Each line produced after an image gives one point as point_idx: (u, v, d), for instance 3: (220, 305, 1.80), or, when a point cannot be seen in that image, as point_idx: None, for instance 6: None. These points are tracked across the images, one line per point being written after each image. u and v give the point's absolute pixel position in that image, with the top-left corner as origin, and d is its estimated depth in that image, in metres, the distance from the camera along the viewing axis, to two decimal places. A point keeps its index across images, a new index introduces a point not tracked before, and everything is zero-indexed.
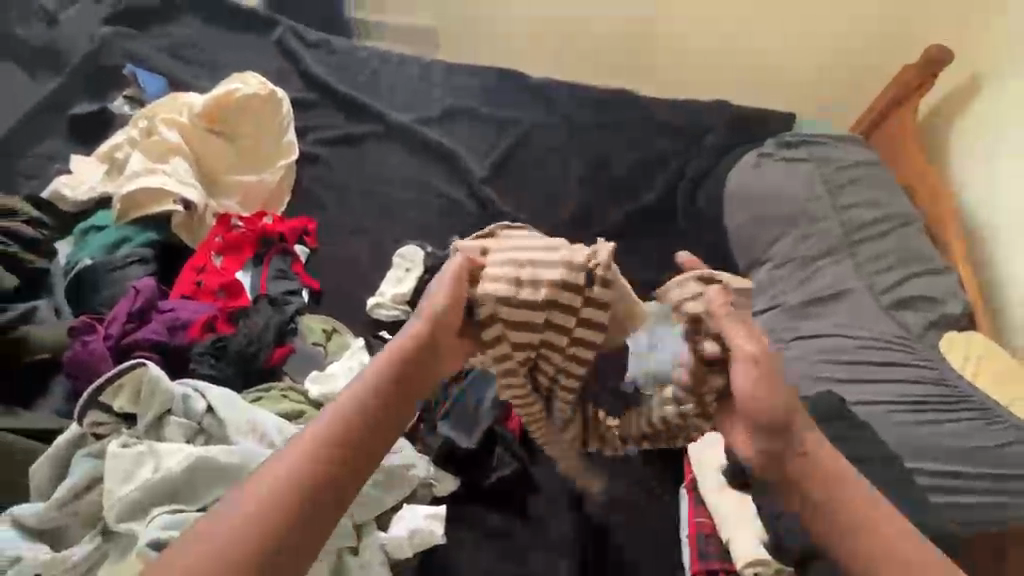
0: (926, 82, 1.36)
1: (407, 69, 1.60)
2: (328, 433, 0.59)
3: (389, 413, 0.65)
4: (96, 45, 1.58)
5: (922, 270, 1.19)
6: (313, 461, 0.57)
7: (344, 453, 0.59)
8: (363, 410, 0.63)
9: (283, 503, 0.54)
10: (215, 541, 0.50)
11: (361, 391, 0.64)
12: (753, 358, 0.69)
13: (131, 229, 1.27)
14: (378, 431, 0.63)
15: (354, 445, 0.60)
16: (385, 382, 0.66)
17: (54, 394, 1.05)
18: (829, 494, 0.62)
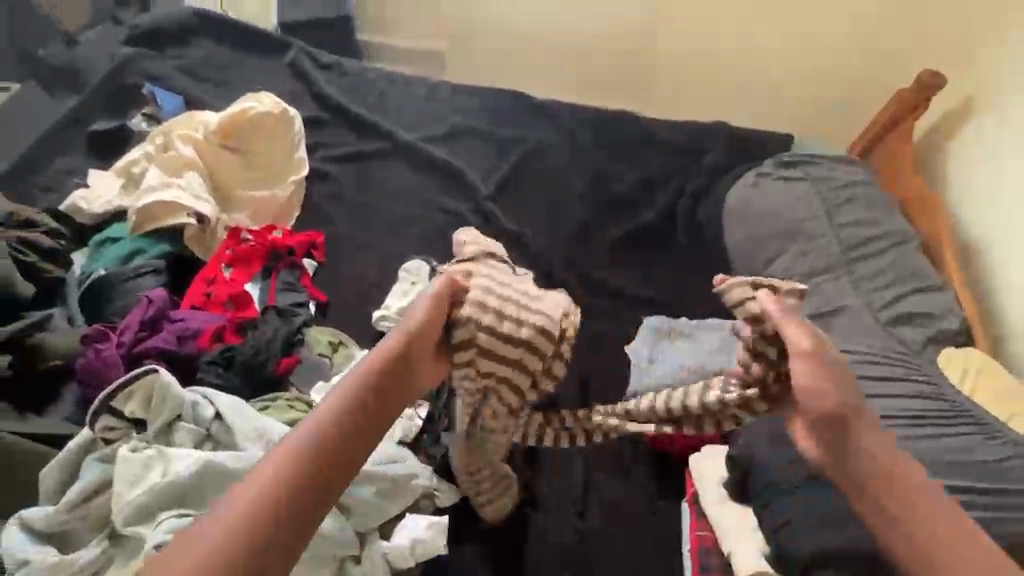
0: (920, 106, 1.40)
1: (415, 90, 1.66)
2: (310, 443, 0.63)
3: (365, 422, 0.69)
4: (116, 65, 1.65)
5: (918, 287, 1.21)
6: (296, 469, 0.61)
7: (325, 460, 0.63)
8: (343, 417, 0.67)
9: (271, 503, 0.57)
10: (206, 541, 0.54)
11: (341, 400, 0.69)
12: (807, 354, 0.74)
13: (145, 241, 1.30)
14: (357, 436, 0.67)
15: (335, 449, 0.65)
16: (363, 392, 0.71)
17: (64, 401, 1.06)
18: (901, 500, 0.63)
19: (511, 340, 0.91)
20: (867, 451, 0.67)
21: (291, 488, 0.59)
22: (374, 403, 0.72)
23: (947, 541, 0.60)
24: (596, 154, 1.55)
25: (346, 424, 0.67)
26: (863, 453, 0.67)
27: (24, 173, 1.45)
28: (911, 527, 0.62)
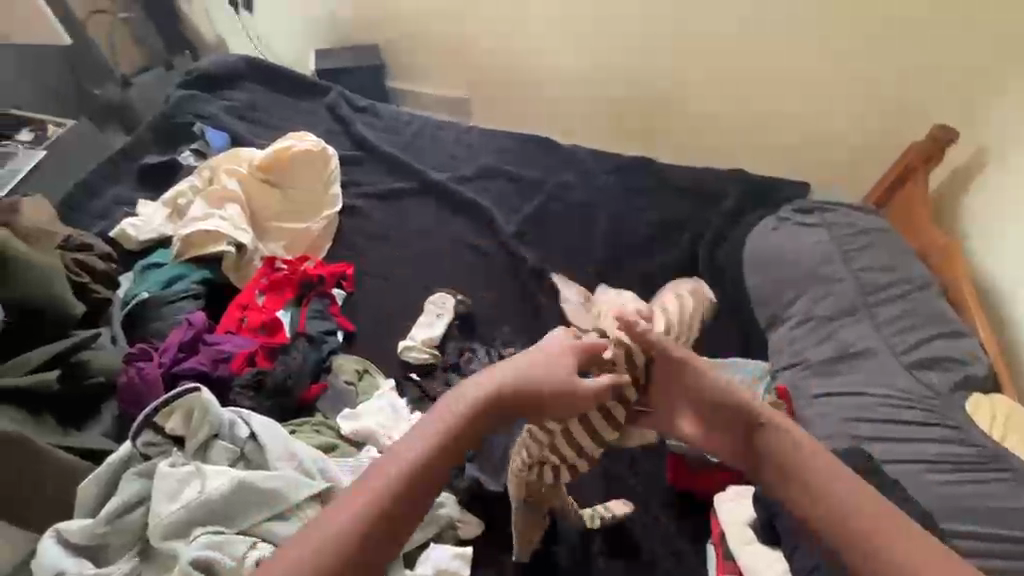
0: (935, 156, 1.45)
1: (446, 133, 1.75)
2: (388, 488, 0.61)
3: (448, 463, 0.66)
4: (170, 104, 1.77)
5: (942, 332, 1.22)
6: (372, 514, 0.59)
7: (409, 493, 0.62)
8: (437, 443, 0.66)
9: (358, 527, 0.58)
10: (304, 554, 0.56)
11: (437, 423, 0.68)
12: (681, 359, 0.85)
13: (188, 267, 1.36)
14: (451, 459, 0.66)
15: (426, 472, 0.64)
16: (459, 417, 0.70)
17: (105, 417, 1.12)
18: (799, 473, 0.67)
19: (610, 423, 0.89)
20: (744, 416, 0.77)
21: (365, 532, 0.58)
22: (459, 440, 0.68)
23: (872, 517, 0.61)
24: (616, 195, 1.60)
25: (427, 465, 0.64)
26: (757, 424, 0.75)
27: (79, 202, 1.56)
28: (806, 476, 0.67)
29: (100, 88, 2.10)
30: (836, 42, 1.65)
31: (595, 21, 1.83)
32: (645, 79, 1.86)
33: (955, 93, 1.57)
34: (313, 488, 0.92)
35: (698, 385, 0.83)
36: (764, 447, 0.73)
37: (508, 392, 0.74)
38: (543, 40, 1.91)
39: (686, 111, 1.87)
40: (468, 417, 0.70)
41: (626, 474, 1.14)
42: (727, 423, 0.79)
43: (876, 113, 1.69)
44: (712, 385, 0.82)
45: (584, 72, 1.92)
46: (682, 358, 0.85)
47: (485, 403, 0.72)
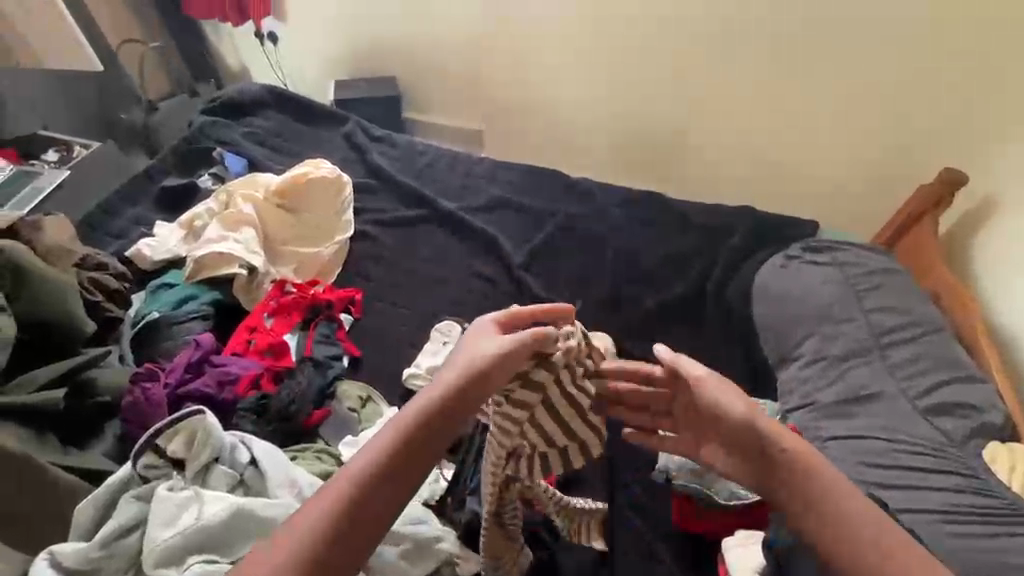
0: (944, 199, 1.45)
1: (458, 163, 1.78)
2: (348, 493, 0.67)
3: (407, 464, 0.71)
4: (194, 130, 1.83)
5: (958, 376, 1.19)
6: (334, 517, 0.66)
7: (369, 496, 0.68)
8: (394, 448, 0.71)
9: (325, 528, 0.65)
10: (286, 552, 0.64)
11: (395, 429, 0.73)
12: (698, 380, 0.86)
13: (199, 288, 1.38)
14: (411, 462, 0.71)
15: (385, 477, 0.69)
16: (416, 421, 0.73)
17: (107, 436, 1.12)
18: (817, 500, 0.72)
19: (574, 411, 0.99)
20: (748, 430, 0.79)
21: (329, 534, 0.65)
22: (418, 443, 0.72)
23: (885, 542, 0.68)
24: (625, 229, 1.61)
25: (384, 469, 0.70)
26: (776, 449, 0.76)
27: (98, 220, 1.60)
28: (815, 494, 0.72)
29: (127, 112, 2.22)
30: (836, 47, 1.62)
31: (595, 21, 1.82)
32: (654, 115, 1.89)
33: (955, 93, 1.54)
34: None
35: (714, 407, 0.83)
36: (783, 463, 0.75)
37: (462, 388, 0.78)
38: (555, 76, 1.96)
39: (695, 147, 1.90)
40: (426, 419, 0.74)
41: (629, 511, 1.12)
42: (736, 441, 0.81)
43: (885, 153, 1.69)
44: (724, 402, 0.83)
45: (595, 108, 1.96)
46: (694, 379, 0.87)
47: (443, 404, 0.76)
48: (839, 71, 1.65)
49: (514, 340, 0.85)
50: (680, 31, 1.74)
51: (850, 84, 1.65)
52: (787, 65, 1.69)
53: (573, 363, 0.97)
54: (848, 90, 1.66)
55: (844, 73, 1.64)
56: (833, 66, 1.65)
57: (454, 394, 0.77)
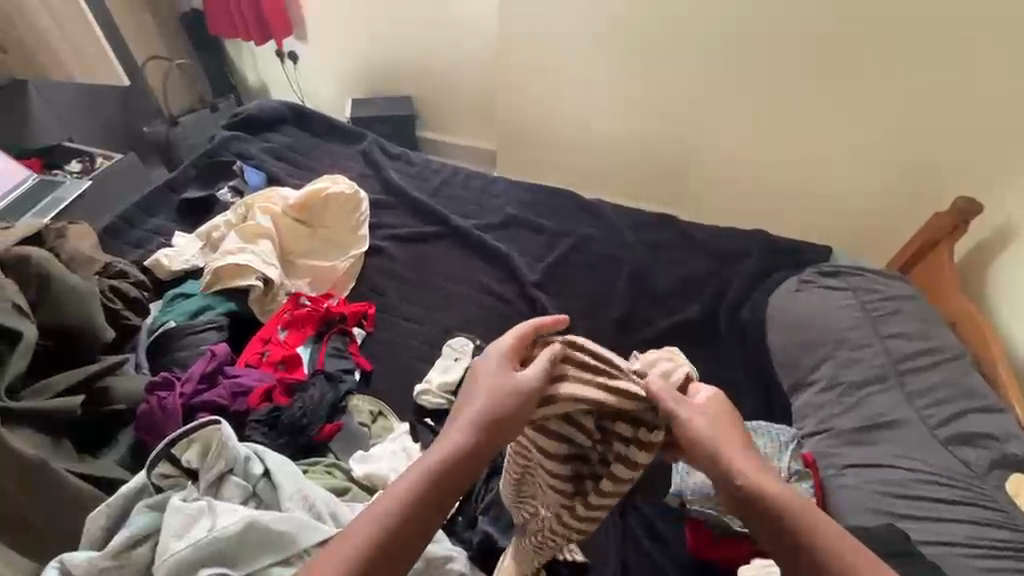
0: (960, 227, 1.43)
1: (473, 182, 1.80)
2: (380, 532, 0.68)
3: (435, 505, 0.71)
4: (214, 144, 1.86)
5: (978, 406, 1.18)
6: (364, 557, 0.66)
7: (399, 536, 0.68)
8: (423, 490, 0.71)
9: (357, 566, 0.65)
10: None
11: (424, 471, 0.72)
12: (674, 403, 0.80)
13: (216, 298, 1.39)
14: (439, 503, 0.72)
15: (415, 519, 0.70)
16: (446, 463, 0.73)
17: (120, 444, 1.13)
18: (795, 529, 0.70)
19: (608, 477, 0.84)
20: (711, 459, 0.76)
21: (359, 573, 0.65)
22: (448, 484, 0.72)
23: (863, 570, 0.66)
24: (638, 250, 1.62)
25: (414, 509, 0.70)
26: (736, 478, 0.73)
27: (119, 230, 1.63)
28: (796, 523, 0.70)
29: (149, 126, 2.27)
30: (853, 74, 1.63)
31: (610, 44, 1.83)
32: (667, 137, 1.91)
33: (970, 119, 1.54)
34: (321, 534, 0.89)
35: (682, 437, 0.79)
36: (751, 497, 0.72)
37: (490, 432, 0.76)
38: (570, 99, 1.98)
39: (707, 170, 1.91)
40: (456, 461, 0.74)
41: (642, 535, 1.10)
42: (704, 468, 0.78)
43: (899, 180, 1.70)
44: (695, 435, 0.78)
45: (610, 130, 1.98)
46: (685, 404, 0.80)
47: (472, 447, 0.75)
48: (855, 102, 1.66)
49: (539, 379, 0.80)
50: (695, 60, 1.76)
51: (866, 116, 1.66)
52: (801, 94, 1.70)
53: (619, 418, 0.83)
54: (867, 121, 1.67)
55: (866, 108, 1.65)
56: (855, 103, 1.66)
57: (483, 437, 0.76)
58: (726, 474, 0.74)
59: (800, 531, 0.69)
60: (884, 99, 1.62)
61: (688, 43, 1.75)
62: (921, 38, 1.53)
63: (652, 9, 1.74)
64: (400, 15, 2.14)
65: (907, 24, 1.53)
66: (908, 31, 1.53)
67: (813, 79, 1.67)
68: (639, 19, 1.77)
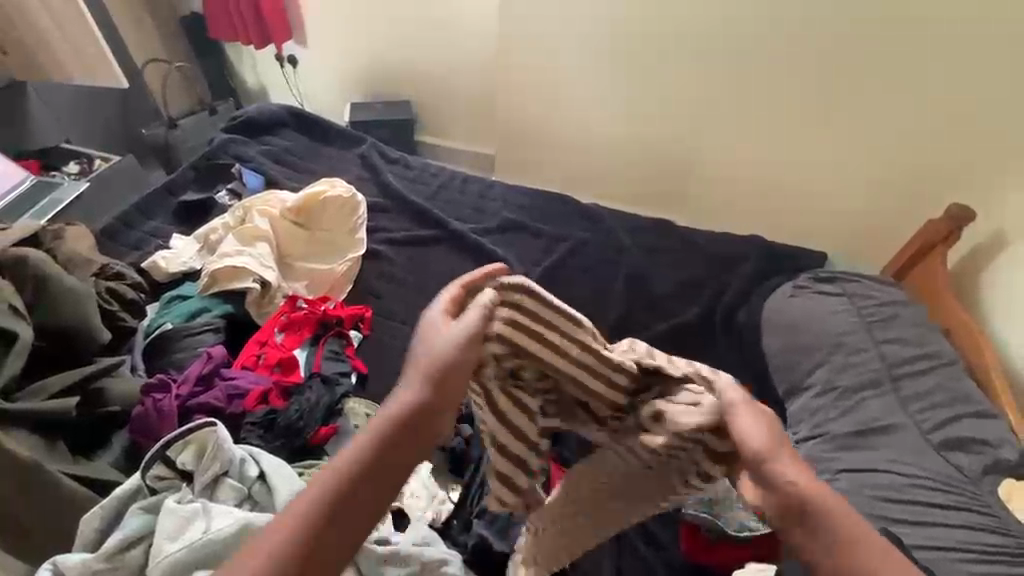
0: (953, 234, 1.44)
1: (471, 186, 1.81)
2: (329, 492, 0.63)
3: (389, 459, 0.66)
4: (213, 147, 1.86)
5: (972, 412, 1.19)
6: (305, 534, 0.61)
7: (351, 495, 0.64)
8: (372, 447, 0.66)
9: (304, 530, 0.61)
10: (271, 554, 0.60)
11: (373, 427, 0.67)
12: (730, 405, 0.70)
13: (212, 300, 1.40)
14: (392, 457, 0.66)
15: (366, 477, 0.65)
16: (394, 417, 0.67)
17: (115, 446, 1.12)
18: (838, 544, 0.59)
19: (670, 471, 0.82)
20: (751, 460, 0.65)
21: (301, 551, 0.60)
22: (400, 439, 0.67)
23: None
24: (635, 254, 1.62)
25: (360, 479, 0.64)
26: (783, 480, 0.62)
27: (117, 231, 1.63)
28: (850, 535, 0.59)
29: (148, 128, 2.26)
30: (849, 83, 1.65)
31: (612, 52, 1.85)
32: (665, 142, 1.93)
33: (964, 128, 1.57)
34: None
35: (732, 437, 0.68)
36: (796, 503, 0.61)
37: (438, 386, 0.69)
38: (569, 105, 1.99)
39: (704, 176, 1.93)
40: (404, 422, 0.67)
41: (638, 540, 1.10)
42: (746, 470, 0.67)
43: (893, 188, 1.72)
44: (740, 432, 0.67)
45: (608, 136, 1.99)
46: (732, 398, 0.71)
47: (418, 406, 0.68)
48: (851, 109, 1.67)
49: (477, 324, 0.74)
50: (692, 65, 1.78)
51: (862, 124, 1.68)
52: (797, 101, 1.72)
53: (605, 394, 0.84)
54: (863, 128, 1.68)
55: (862, 116, 1.67)
56: (851, 111, 1.68)
57: (433, 391, 0.69)
58: (770, 476, 0.63)
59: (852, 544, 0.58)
60: (880, 107, 1.64)
61: (687, 50, 1.77)
62: (914, 47, 1.55)
63: (650, 14, 1.76)
64: (399, 19, 2.16)
65: (902, 34, 1.55)
66: (903, 41, 1.55)
67: (810, 86, 1.69)
68: (639, 19, 1.78)
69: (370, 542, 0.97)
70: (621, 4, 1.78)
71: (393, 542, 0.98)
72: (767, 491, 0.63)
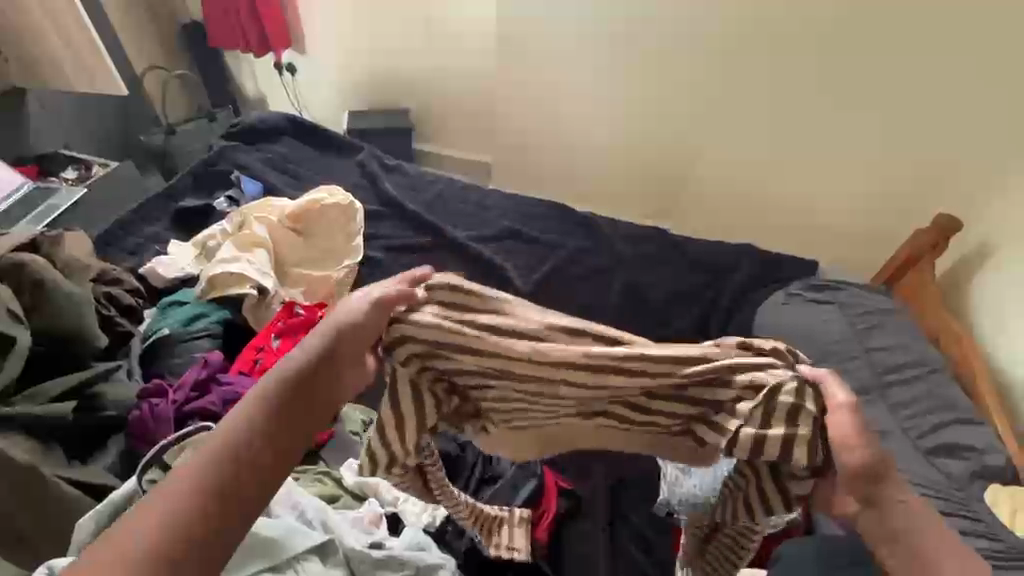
0: (940, 243, 1.46)
1: (468, 194, 1.83)
2: (225, 453, 0.58)
3: (296, 418, 0.64)
4: (213, 155, 1.88)
5: (958, 419, 1.21)
6: (193, 506, 0.54)
7: (254, 454, 0.59)
8: (275, 405, 0.63)
9: (201, 491, 0.55)
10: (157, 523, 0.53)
11: (274, 387, 0.65)
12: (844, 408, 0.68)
13: (209, 306, 1.41)
14: (297, 415, 0.64)
15: (270, 436, 0.61)
16: (296, 377, 0.66)
17: (110, 450, 1.13)
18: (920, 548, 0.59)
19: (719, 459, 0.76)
20: (849, 469, 0.64)
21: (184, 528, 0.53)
22: (303, 395, 0.66)
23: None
24: (630, 262, 1.64)
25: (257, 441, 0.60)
26: (893, 499, 0.62)
27: (115, 237, 1.65)
28: (927, 554, 0.58)
29: (148, 136, 2.29)
30: (839, 95, 1.68)
31: (609, 64, 1.89)
32: (661, 153, 1.96)
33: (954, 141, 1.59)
34: (311, 539, 0.91)
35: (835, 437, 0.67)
36: (898, 520, 0.60)
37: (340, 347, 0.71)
38: (565, 117, 2.03)
39: (699, 185, 1.96)
40: (298, 381, 0.66)
41: (632, 547, 1.11)
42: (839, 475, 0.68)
43: (887, 200, 1.74)
44: (838, 433, 0.67)
45: (603, 145, 2.02)
46: (842, 404, 0.68)
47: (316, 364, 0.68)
48: (841, 121, 1.71)
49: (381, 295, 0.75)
50: (684, 76, 1.82)
51: (853, 135, 1.71)
52: (787, 112, 1.76)
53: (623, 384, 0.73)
54: (854, 139, 1.72)
55: (853, 128, 1.70)
56: (842, 122, 1.71)
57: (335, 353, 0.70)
58: (876, 488, 0.62)
59: (928, 562, 0.58)
60: (870, 119, 1.68)
61: (681, 62, 1.81)
62: (899, 58, 1.58)
63: (643, 21, 1.79)
64: (399, 26, 2.19)
65: (892, 48, 1.58)
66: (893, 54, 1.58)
67: (802, 98, 1.72)
68: (636, 33, 1.82)
69: (363, 546, 0.97)
70: (617, 16, 1.81)
71: (386, 548, 0.98)
72: (863, 504, 0.63)
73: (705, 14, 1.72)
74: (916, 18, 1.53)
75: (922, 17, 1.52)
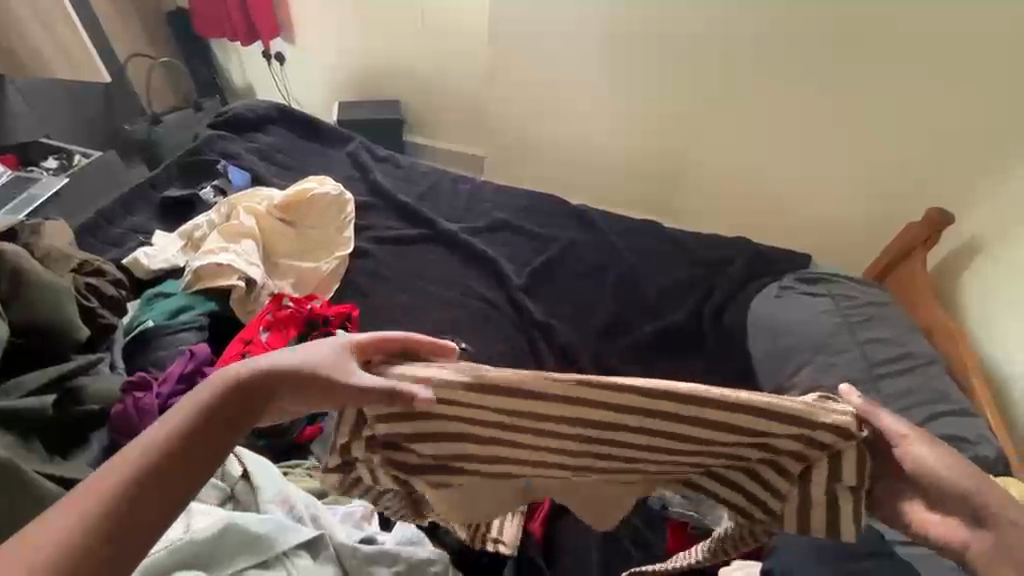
0: (932, 237, 1.47)
1: (461, 186, 1.81)
2: (155, 451, 0.57)
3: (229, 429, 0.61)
4: (198, 143, 1.83)
5: (949, 409, 1.22)
6: (105, 510, 0.52)
7: (181, 459, 0.57)
8: (212, 413, 0.61)
9: (121, 489, 0.54)
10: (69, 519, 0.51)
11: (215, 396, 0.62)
12: (904, 436, 0.71)
13: (195, 298, 1.38)
14: (232, 424, 0.62)
15: (202, 440, 0.59)
16: (238, 389, 0.63)
17: (91, 447, 1.10)
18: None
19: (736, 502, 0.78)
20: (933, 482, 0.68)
21: (100, 535, 0.51)
22: (239, 409, 0.63)
23: None
24: (626, 256, 1.63)
25: (179, 449, 0.58)
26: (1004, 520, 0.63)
27: (97, 227, 1.60)
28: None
29: (131, 125, 2.24)
30: (835, 89, 1.68)
31: (606, 56, 1.86)
32: (656, 144, 1.94)
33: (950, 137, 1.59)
34: (300, 535, 0.90)
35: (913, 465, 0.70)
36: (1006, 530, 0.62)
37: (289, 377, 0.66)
38: (564, 110, 2.00)
39: (693, 179, 1.95)
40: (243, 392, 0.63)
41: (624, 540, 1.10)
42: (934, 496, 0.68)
43: (876, 195, 1.75)
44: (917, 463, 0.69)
45: (599, 140, 2.01)
46: (899, 433, 0.71)
47: (258, 384, 0.64)
48: (837, 116, 1.70)
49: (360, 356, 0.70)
50: (682, 70, 1.80)
51: (848, 130, 1.71)
52: (782, 108, 1.75)
53: (626, 423, 0.71)
54: (849, 134, 1.71)
55: (849, 123, 1.70)
56: (836, 118, 1.71)
57: (282, 379, 0.66)
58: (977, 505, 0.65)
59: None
60: (867, 114, 1.67)
61: (679, 56, 1.79)
62: (893, 56, 1.58)
63: (643, 20, 1.78)
64: (398, 38, 2.18)
65: (889, 42, 1.57)
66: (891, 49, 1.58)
67: (799, 93, 1.72)
68: (639, 19, 1.78)
69: (353, 541, 0.95)
70: (615, 10, 1.79)
71: (377, 543, 0.96)
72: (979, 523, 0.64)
73: (704, 13, 1.71)
74: (913, 22, 1.53)
75: (920, 18, 1.52)
